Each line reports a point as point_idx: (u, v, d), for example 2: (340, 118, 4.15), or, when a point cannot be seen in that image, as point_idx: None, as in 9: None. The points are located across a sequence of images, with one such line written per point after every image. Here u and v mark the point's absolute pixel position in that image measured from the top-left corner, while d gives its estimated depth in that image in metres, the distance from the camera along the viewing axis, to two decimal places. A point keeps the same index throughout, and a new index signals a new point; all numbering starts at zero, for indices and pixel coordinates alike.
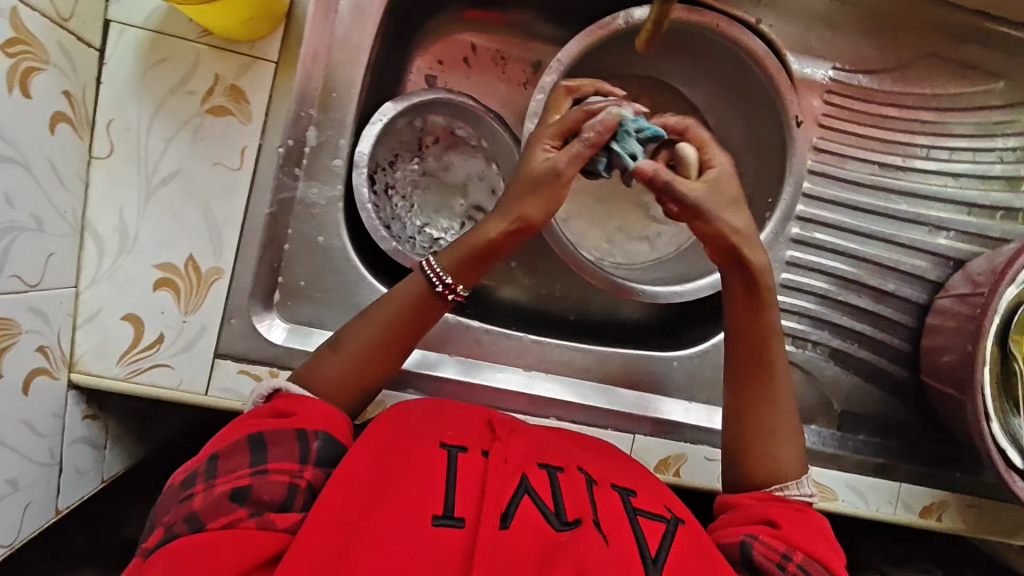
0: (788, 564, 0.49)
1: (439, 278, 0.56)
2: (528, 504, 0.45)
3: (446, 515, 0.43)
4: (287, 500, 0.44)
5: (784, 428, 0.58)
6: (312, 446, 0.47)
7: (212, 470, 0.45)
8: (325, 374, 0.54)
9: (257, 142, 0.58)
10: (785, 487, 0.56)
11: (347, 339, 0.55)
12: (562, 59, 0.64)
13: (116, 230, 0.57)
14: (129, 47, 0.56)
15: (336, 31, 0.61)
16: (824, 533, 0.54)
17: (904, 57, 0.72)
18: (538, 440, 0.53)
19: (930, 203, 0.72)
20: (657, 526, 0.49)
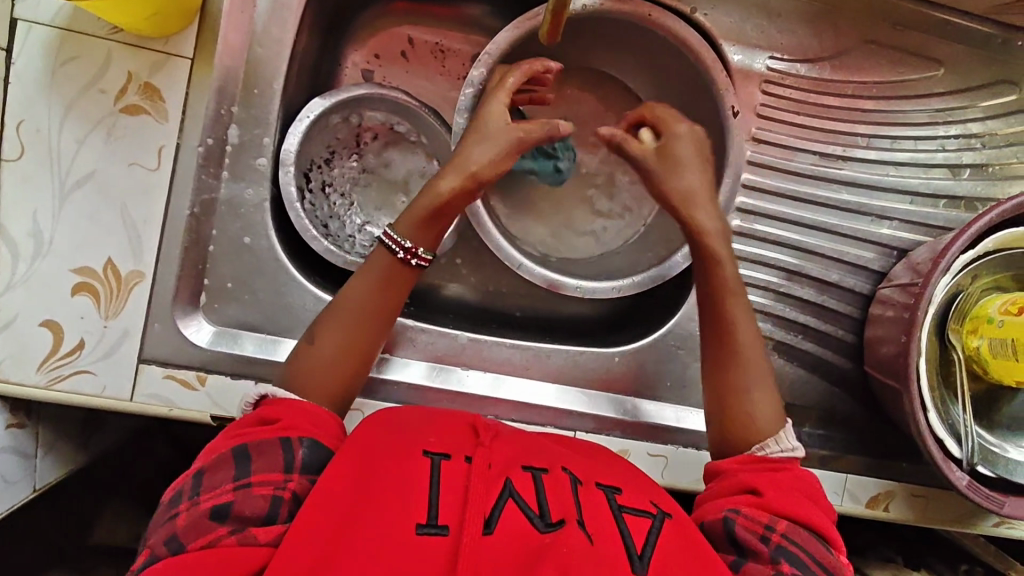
0: (771, 535, 0.48)
1: (398, 244, 0.56)
2: (512, 508, 0.42)
3: (430, 523, 0.41)
4: (270, 512, 0.44)
5: (757, 383, 0.57)
6: (296, 455, 0.46)
7: (196, 487, 0.45)
8: (309, 373, 0.53)
9: (175, 140, 0.58)
10: (763, 446, 0.55)
11: (325, 333, 0.54)
12: (491, 52, 0.64)
13: (31, 234, 0.56)
14: (37, 46, 0.55)
15: (255, 26, 0.60)
16: (809, 493, 0.53)
17: (844, 45, 0.71)
18: (521, 443, 0.51)
19: (873, 193, 0.72)
20: (642, 522, 0.46)
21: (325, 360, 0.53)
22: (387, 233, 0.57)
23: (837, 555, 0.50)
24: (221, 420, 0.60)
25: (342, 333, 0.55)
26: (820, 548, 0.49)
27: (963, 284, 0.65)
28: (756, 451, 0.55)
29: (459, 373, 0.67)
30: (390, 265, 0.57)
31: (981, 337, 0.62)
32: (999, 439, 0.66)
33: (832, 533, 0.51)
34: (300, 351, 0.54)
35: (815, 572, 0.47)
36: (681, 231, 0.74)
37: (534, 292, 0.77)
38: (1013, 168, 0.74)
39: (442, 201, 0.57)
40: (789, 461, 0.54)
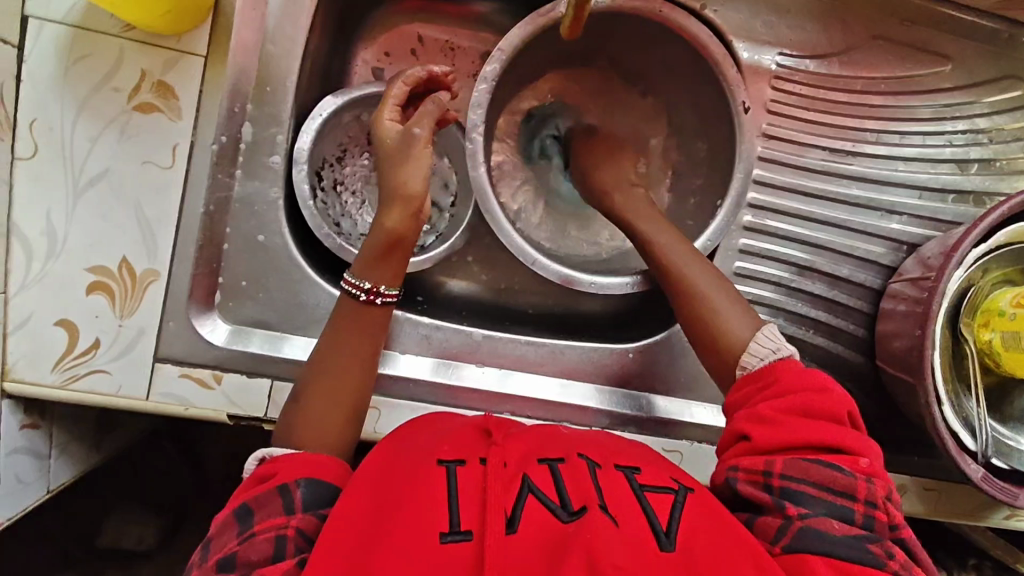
0: (770, 481, 0.49)
1: (360, 289, 0.56)
2: (533, 504, 0.43)
3: (453, 530, 0.41)
4: (277, 550, 0.43)
5: (722, 301, 0.60)
6: (295, 495, 0.46)
7: (206, 553, 0.45)
8: (304, 427, 0.52)
9: (188, 138, 0.58)
10: (744, 361, 0.57)
11: (314, 389, 0.54)
12: (503, 48, 0.63)
13: (44, 233, 0.55)
14: (50, 44, 0.54)
15: (267, 23, 0.60)
16: (801, 405, 0.52)
17: (853, 41, 0.72)
18: (536, 436, 0.51)
19: (882, 188, 0.72)
20: (664, 499, 0.47)
21: (316, 412, 0.53)
22: (346, 280, 0.56)
23: (851, 466, 0.49)
24: (237, 418, 0.60)
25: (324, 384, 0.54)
26: (827, 471, 0.49)
27: (974, 278, 0.65)
28: (740, 373, 0.57)
29: (474, 370, 0.67)
30: (358, 312, 0.56)
31: (993, 330, 0.62)
32: (1011, 432, 0.66)
33: (841, 440, 0.50)
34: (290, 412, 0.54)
35: (820, 501, 0.48)
36: (691, 227, 0.74)
37: (545, 289, 0.77)
38: (1020, 163, 0.74)
39: (392, 236, 0.55)
40: (768, 368, 0.55)
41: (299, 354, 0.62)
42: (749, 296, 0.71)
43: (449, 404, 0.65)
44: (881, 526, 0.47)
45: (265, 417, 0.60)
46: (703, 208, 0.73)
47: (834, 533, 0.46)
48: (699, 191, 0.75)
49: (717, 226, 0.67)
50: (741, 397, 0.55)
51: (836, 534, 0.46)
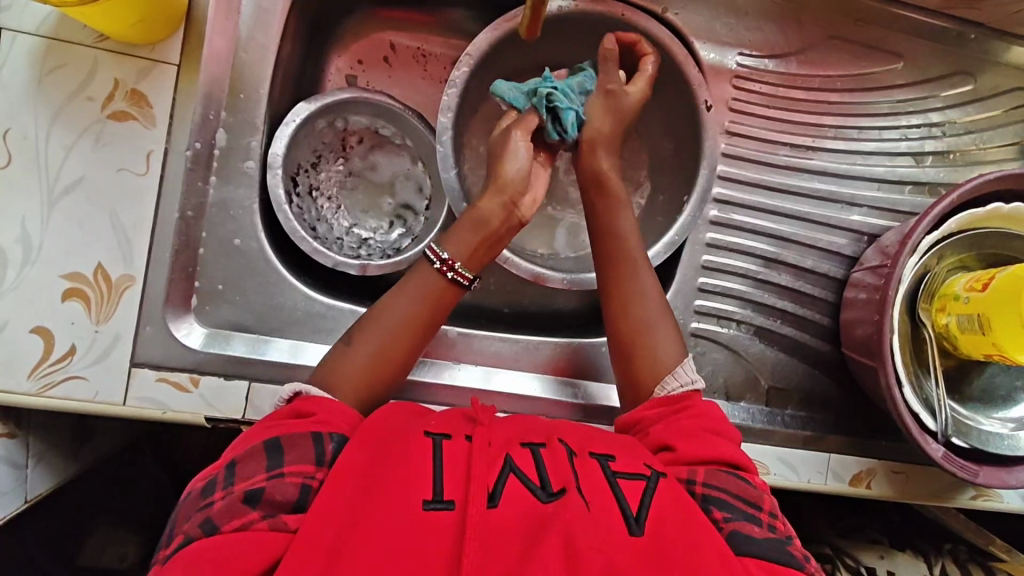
0: (692, 485, 0.52)
1: (438, 257, 0.61)
2: (514, 482, 0.45)
3: (436, 499, 0.43)
4: (301, 499, 0.45)
5: (658, 321, 0.62)
6: (328, 448, 0.48)
7: (230, 477, 0.46)
8: (346, 373, 0.56)
9: (163, 145, 0.59)
10: (665, 384, 0.59)
11: (361, 334, 0.58)
12: (472, 52, 0.66)
13: (19, 241, 0.56)
14: (23, 55, 0.56)
15: (239, 32, 0.62)
16: (715, 429, 0.56)
17: (810, 41, 0.74)
18: (516, 424, 0.53)
19: (842, 181, 0.75)
20: (635, 484, 0.48)
21: (360, 364, 0.57)
22: (432, 247, 0.61)
23: (752, 480, 0.54)
24: (215, 421, 0.60)
25: (380, 340, 0.58)
26: (739, 482, 0.53)
27: (930, 265, 0.68)
28: (660, 393, 0.59)
29: (450, 368, 0.68)
30: (432, 280, 0.61)
31: (949, 314, 0.65)
32: (971, 411, 0.68)
33: (744, 461, 0.55)
34: (340, 350, 0.58)
35: (740, 507, 0.51)
36: (660, 223, 0.76)
37: (519, 289, 0.78)
38: (972, 154, 0.78)
39: (482, 218, 0.63)
40: (685, 396, 0.58)
41: (277, 355, 0.63)
42: (718, 289, 0.74)
43: (427, 400, 0.66)
44: (788, 532, 0.51)
45: (244, 419, 0.60)
46: (671, 204, 0.75)
47: (758, 534, 0.49)
48: (667, 188, 0.77)
49: (684, 221, 0.70)
50: (661, 409, 0.57)
51: (759, 538, 0.48)
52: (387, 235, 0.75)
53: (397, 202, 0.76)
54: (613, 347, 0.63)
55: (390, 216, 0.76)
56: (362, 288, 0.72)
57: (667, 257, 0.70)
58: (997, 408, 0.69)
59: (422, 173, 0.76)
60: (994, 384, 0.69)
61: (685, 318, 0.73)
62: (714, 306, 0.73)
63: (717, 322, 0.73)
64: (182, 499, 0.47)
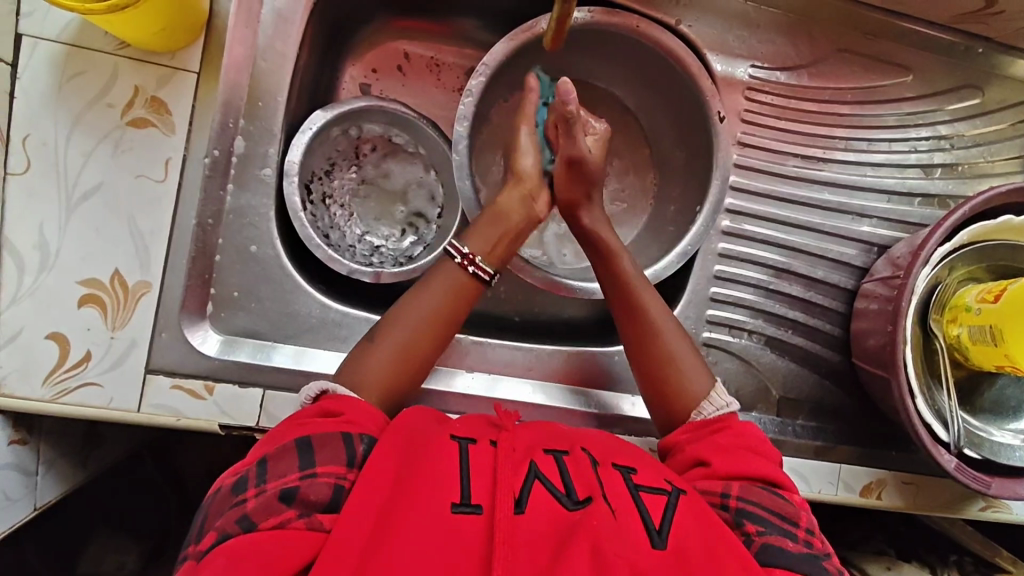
0: (728, 501, 0.52)
1: (459, 252, 0.62)
2: (539, 489, 0.46)
3: (463, 502, 0.44)
4: (333, 499, 0.45)
5: (682, 351, 0.62)
6: (358, 450, 0.48)
7: (262, 474, 0.46)
8: (368, 370, 0.56)
9: (181, 152, 0.59)
10: (700, 410, 0.60)
11: (386, 330, 0.58)
12: (488, 62, 0.66)
13: (37, 246, 0.56)
14: (44, 61, 0.56)
15: (258, 40, 0.62)
16: (751, 447, 0.57)
17: (821, 53, 0.75)
18: (538, 429, 0.54)
19: (853, 192, 0.76)
20: (658, 497, 0.49)
21: (383, 360, 0.57)
22: (453, 243, 0.63)
23: (789, 498, 0.54)
24: (230, 428, 0.60)
25: (401, 336, 0.58)
26: (776, 500, 0.53)
27: (941, 276, 0.68)
28: (697, 418, 0.59)
29: (463, 377, 0.68)
30: (455, 276, 0.62)
31: (961, 325, 0.65)
32: (982, 423, 0.69)
33: (779, 476, 0.55)
34: (364, 348, 0.58)
35: (774, 523, 0.51)
36: (672, 232, 0.76)
37: (531, 297, 0.78)
38: (979, 167, 0.79)
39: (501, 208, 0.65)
40: (721, 418, 0.59)
41: (291, 362, 0.63)
42: (729, 298, 0.74)
43: (441, 408, 0.66)
44: (823, 548, 0.51)
45: (258, 426, 0.60)
46: (682, 214, 0.76)
47: (791, 548, 0.49)
48: (679, 198, 0.77)
49: (697, 231, 0.70)
50: (694, 432, 0.58)
51: (793, 554, 0.49)
52: (399, 242, 0.76)
53: (410, 210, 0.76)
54: (644, 388, 0.62)
55: (402, 223, 0.76)
56: (373, 295, 0.72)
57: (679, 265, 0.71)
58: (1008, 420, 0.69)
59: (435, 181, 0.77)
60: (1005, 396, 0.69)
61: (696, 328, 0.73)
62: (726, 316, 0.74)
63: (729, 332, 0.74)
64: (211, 498, 0.47)
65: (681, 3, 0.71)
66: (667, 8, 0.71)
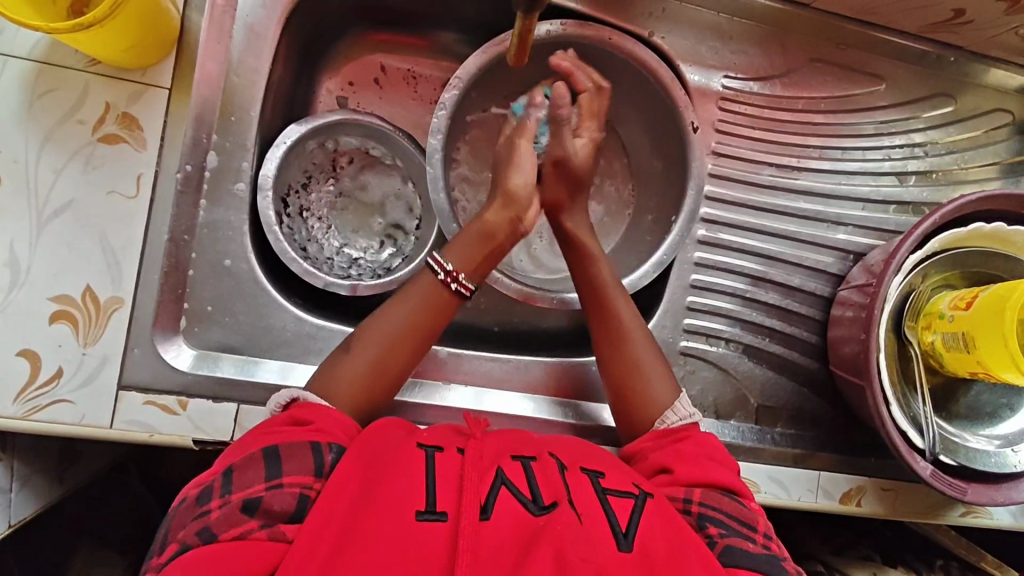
0: (690, 506, 0.52)
1: (443, 269, 0.61)
2: (505, 495, 0.46)
3: (428, 510, 0.44)
4: (297, 511, 0.45)
5: (650, 362, 0.63)
6: (326, 458, 0.48)
7: (226, 485, 0.46)
8: (338, 380, 0.56)
9: (153, 168, 0.59)
10: (665, 418, 0.60)
11: (359, 339, 0.59)
12: (461, 76, 0.66)
13: (7, 264, 0.56)
14: (14, 78, 0.56)
15: (230, 56, 0.62)
16: (712, 454, 0.57)
17: (794, 63, 0.76)
18: (506, 437, 0.54)
19: (828, 201, 0.76)
20: (624, 501, 0.49)
21: (353, 369, 0.57)
22: (435, 257, 0.62)
23: (749, 503, 0.54)
24: (204, 444, 0.60)
25: (373, 348, 0.58)
26: (739, 505, 0.53)
27: (915, 283, 0.69)
28: (660, 426, 0.60)
29: (440, 389, 0.68)
30: (432, 292, 0.61)
31: (935, 332, 0.65)
32: (958, 429, 0.69)
33: (739, 484, 0.55)
34: (336, 357, 0.58)
35: (738, 525, 0.51)
36: (650, 242, 0.77)
37: (510, 308, 0.78)
38: (954, 174, 0.80)
39: (489, 226, 0.64)
40: (683, 428, 0.59)
41: (265, 376, 0.63)
42: (706, 307, 0.74)
43: (418, 421, 0.66)
44: (782, 552, 0.51)
45: (231, 441, 0.60)
46: (659, 223, 0.76)
47: (756, 551, 0.49)
48: (656, 208, 0.78)
49: (672, 241, 0.70)
50: (658, 440, 0.58)
51: (752, 554, 0.49)
52: (377, 254, 0.76)
53: (387, 222, 0.77)
54: (611, 392, 0.63)
55: (380, 235, 0.76)
56: (350, 308, 0.72)
57: (656, 275, 0.71)
58: (984, 426, 0.70)
59: (413, 194, 0.76)
60: (980, 402, 0.70)
61: (674, 337, 0.73)
62: (702, 325, 0.74)
63: (707, 340, 0.74)
64: (175, 508, 0.47)
65: (654, 15, 0.72)
66: (640, 20, 0.71)
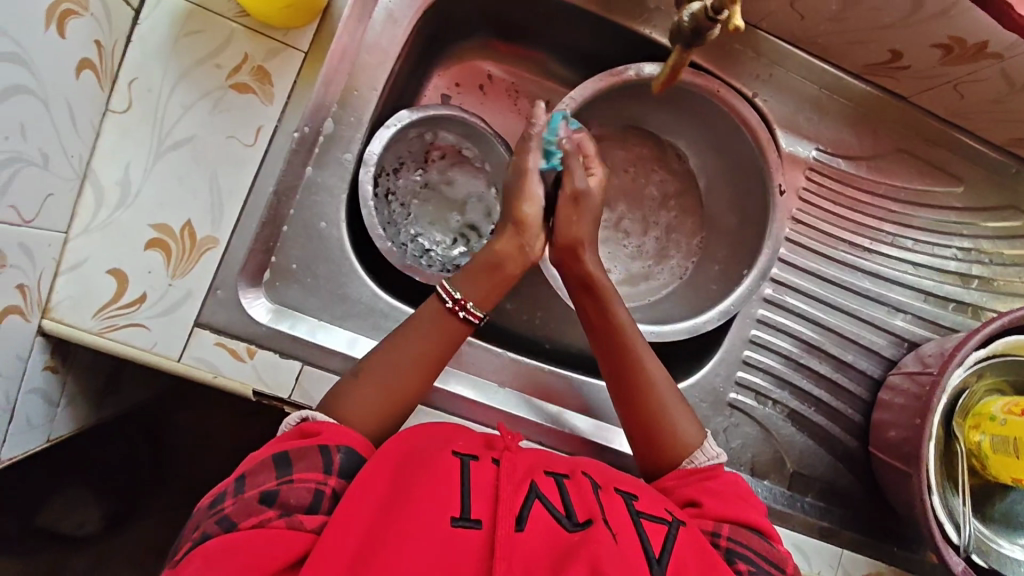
0: (719, 540, 0.53)
1: (451, 296, 0.62)
2: (539, 508, 0.47)
3: (463, 516, 0.45)
4: (314, 503, 0.47)
5: (672, 398, 0.63)
6: (335, 459, 0.50)
7: (239, 486, 0.47)
8: (350, 404, 0.55)
9: (273, 123, 0.61)
10: (693, 459, 0.61)
11: (370, 366, 0.58)
12: (575, 96, 0.70)
13: (119, 184, 0.57)
14: (166, 13, 0.58)
15: (367, 36, 0.66)
16: (742, 493, 0.58)
17: (882, 150, 0.78)
18: (538, 453, 0.55)
19: (891, 286, 0.78)
20: (658, 527, 0.50)
21: (372, 395, 0.56)
22: (444, 285, 0.62)
23: (777, 545, 0.55)
24: (261, 396, 0.61)
25: (387, 377, 0.57)
26: (764, 544, 0.54)
27: (969, 381, 0.69)
28: (688, 465, 0.61)
29: (493, 389, 0.69)
30: (444, 324, 0.61)
31: (983, 433, 0.66)
32: (992, 534, 0.69)
33: (767, 526, 0.57)
34: (343, 383, 0.57)
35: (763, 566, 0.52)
36: (716, 291, 0.79)
37: (565, 327, 0.80)
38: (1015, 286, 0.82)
39: (498, 257, 0.65)
40: (714, 466, 0.60)
41: (331, 342, 0.64)
42: (759, 364, 0.75)
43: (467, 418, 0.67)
44: None
45: (289, 399, 0.61)
46: (727, 274, 0.79)
47: None
48: (724, 260, 0.80)
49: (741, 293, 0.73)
50: (684, 476, 0.60)
51: None
52: (448, 250, 0.77)
53: (464, 221, 0.78)
54: (628, 416, 0.63)
55: (455, 232, 0.78)
56: (418, 295, 0.74)
57: (718, 324, 0.73)
58: (1017, 535, 0.69)
59: (493, 199, 0.79)
60: (1015, 510, 0.70)
61: (724, 387, 0.74)
62: (754, 381, 0.75)
63: (755, 397, 0.75)
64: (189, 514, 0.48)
65: (759, 79, 0.75)
66: (747, 80, 0.75)
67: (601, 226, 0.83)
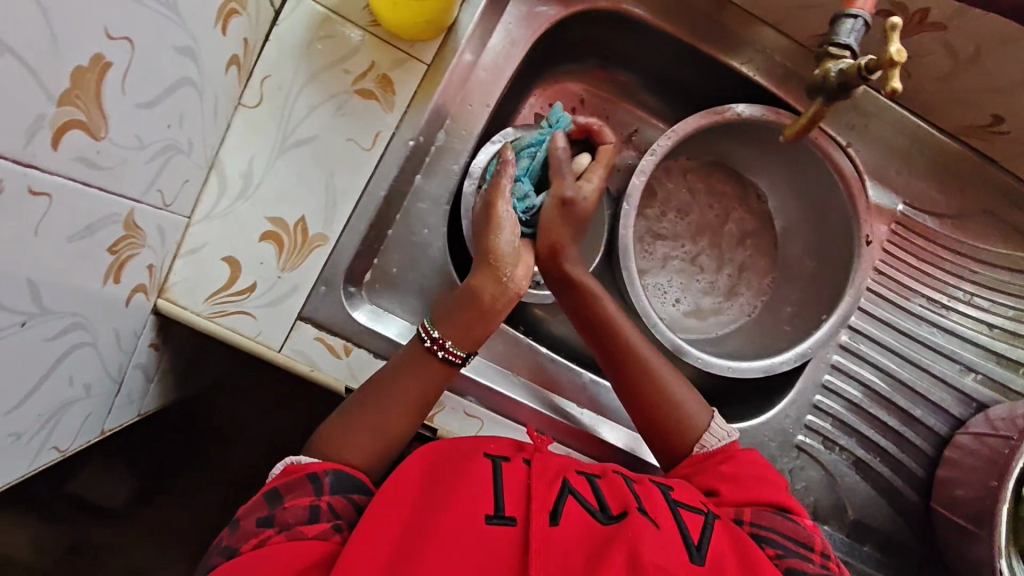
0: (742, 527, 0.55)
1: (428, 334, 0.59)
2: (573, 503, 0.49)
3: (497, 515, 0.46)
4: (309, 517, 0.48)
5: (675, 381, 0.65)
6: (324, 481, 0.51)
7: (236, 524, 0.49)
8: (337, 445, 0.55)
9: (391, 130, 0.63)
10: (705, 442, 0.62)
11: (356, 406, 0.57)
12: (678, 129, 0.71)
13: (242, 176, 0.59)
14: (304, 15, 0.60)
15: (484, 55, 0.68)
16: (761, 475, 0.60)
17: (967, 210, 0.79)
18: (566, 457, 0.57)
19: (965, 344, 0.78)
20: (694, 518, 0.52)
21: (360, 434, 0.56)
22: (422, 324, 0.60)
23: (803, 522, 0.57)
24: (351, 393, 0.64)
25: (372, 413, 0.57)
26: (790, 523, 0.56)
27: None
28: (700, 449, 0.62)
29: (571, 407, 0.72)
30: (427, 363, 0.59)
31: None
32: None
33: (793, 505, 0.58)
34: (331, 423, 0.57)
35: (794, 548, 0.54)
36: (788, 332, 0.80)
37: None
38: None
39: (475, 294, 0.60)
40: (730, 453, 0.62)
41: None
42: (827, 409, 0.76)
43: None
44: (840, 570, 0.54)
45: None
46: (800, 317, 0.80)
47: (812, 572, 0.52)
48: (798, 302, 0.81)
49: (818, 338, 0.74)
50: (703, 461, 0.61)
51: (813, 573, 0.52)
52: None
53: None
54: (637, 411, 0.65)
55: None
56: None
57: (793, 365, 0.74)
58: None
59: None
60: None
61: (793, 429, 0.75)
62: (823, 426, 0.76)
63: (823, 442, 0.76)
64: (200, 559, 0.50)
65: (853, 130, 0.76)
66: (841, 129, 0.76)
67: (679, 256, 0.83)
